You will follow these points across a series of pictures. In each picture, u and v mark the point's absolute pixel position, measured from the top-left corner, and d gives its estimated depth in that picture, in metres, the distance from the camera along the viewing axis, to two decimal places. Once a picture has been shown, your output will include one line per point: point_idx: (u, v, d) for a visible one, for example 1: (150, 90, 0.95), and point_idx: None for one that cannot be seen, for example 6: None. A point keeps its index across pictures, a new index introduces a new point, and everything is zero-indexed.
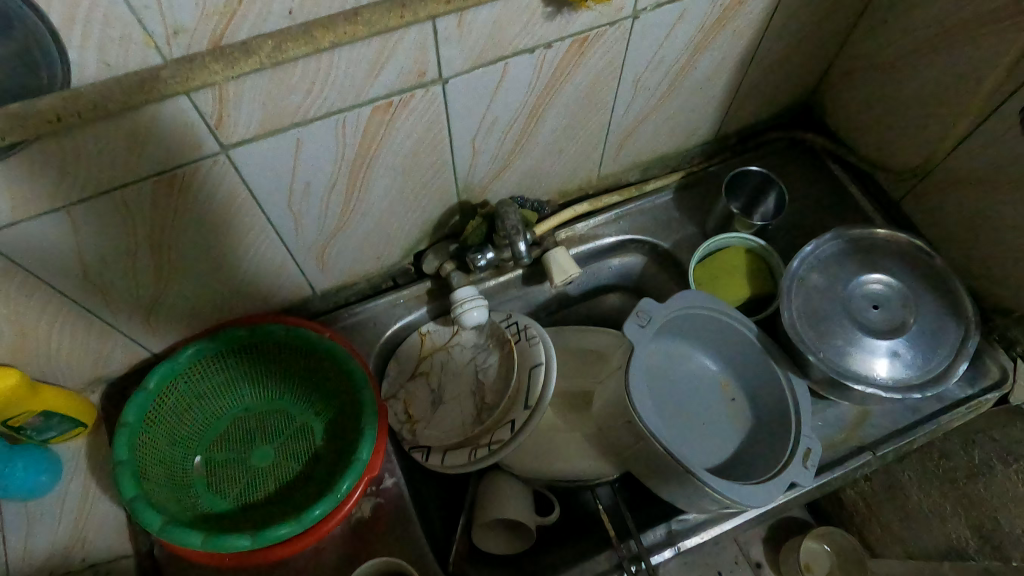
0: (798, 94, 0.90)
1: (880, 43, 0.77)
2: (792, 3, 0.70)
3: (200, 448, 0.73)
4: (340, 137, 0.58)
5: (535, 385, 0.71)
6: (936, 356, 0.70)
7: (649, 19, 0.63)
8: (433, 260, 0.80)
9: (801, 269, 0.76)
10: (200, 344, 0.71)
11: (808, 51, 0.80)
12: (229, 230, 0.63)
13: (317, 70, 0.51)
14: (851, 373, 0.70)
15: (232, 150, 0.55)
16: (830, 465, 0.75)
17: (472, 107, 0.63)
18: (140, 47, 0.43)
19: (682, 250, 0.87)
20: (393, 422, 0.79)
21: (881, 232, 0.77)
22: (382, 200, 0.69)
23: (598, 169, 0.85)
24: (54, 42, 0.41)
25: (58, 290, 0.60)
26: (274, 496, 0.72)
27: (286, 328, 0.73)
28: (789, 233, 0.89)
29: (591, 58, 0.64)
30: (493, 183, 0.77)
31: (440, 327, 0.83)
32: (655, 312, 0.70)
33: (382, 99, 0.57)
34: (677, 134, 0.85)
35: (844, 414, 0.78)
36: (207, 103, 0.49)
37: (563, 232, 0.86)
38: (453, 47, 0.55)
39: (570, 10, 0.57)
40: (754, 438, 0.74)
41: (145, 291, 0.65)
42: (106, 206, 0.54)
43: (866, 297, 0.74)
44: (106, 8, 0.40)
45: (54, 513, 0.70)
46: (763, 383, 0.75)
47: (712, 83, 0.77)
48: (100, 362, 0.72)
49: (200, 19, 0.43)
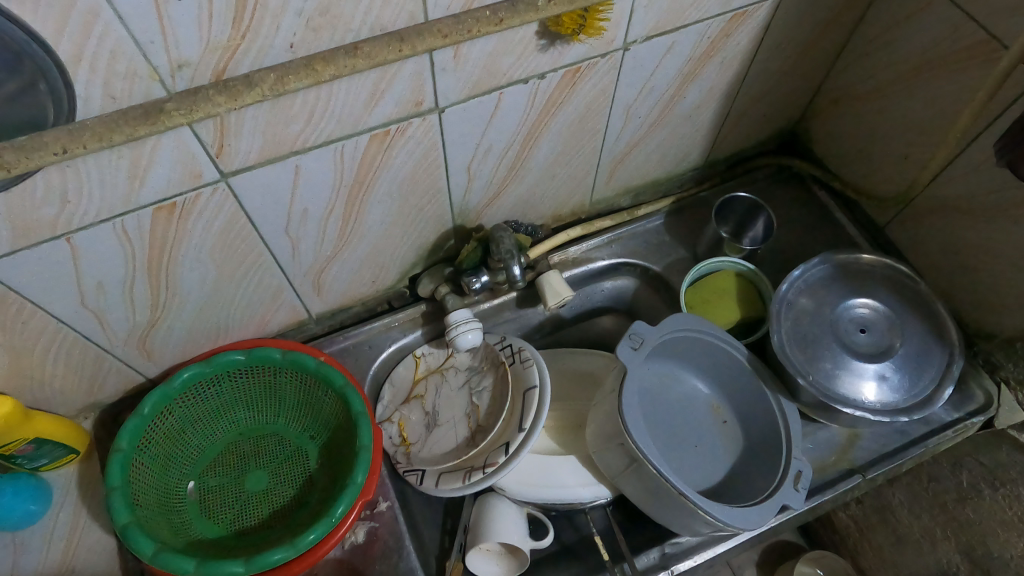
0: (785, 122, 0.92)
1: (862, 75, 0.79)
2: (776, 36, 0.73)
3: (194, 473, 0.73)
4: (337, 165, 0.60)
5: (530, 408, 0.71)
6: (922, 380, 0.72)
7: (640, 51, 0.65)
8: (428, 283, 0.81)
9: (790, 293, 0.78)
10: (195, 369, 0.71)
11: (794, 81, 0.83)
12: (227, 256, 0.64)
13: (316, 101, 0.52)
14: (840, 396, 0.71)
15: (231, 179, 0.55)
16: (821, 487, 0.76)
17: (468, 136, 0.64)
18: (145, 80, 0.45)
19: (673, 273, 0.89)
20: (388, 445, 0.79)
21: (866, 256, 0.79)
22: (378, 225, 0.71)
23: (591, 194, 0.87)
24: (62, 75, 0.42)
25: (56, 317, 0.60)
26: (267, 521, 0.72)
27: (282, 352, 0.73)
28: (777, 257, 0.91)
29: (583, 88, 0.66)
30: (488, 208, 0.78)
31: (435, 350, 0.84)
32: (647, 334, 0.71)
33: (380, 128, 0.58)
34: (668, 161, 0.87)
35: (834, 436, 0.79)
36: (208, 133, 0.50)
37: (556, 256, 0.87)
38: (449, 78, 0.57)
39: (563, 42, 0.59)
40: (746, 461, 0.74)
41: (142, 318, 0.66)
42: (106, 234, 0.54)
43: (853, 320, 0.76)
44: (115, 44, 0.42)
45: (43, 541, 0.69)
46: (755, 406, 0.76)
47: (700, 112, 0.80)
48: (93, 387, 0.72)
49: (204, 53, 0.45)
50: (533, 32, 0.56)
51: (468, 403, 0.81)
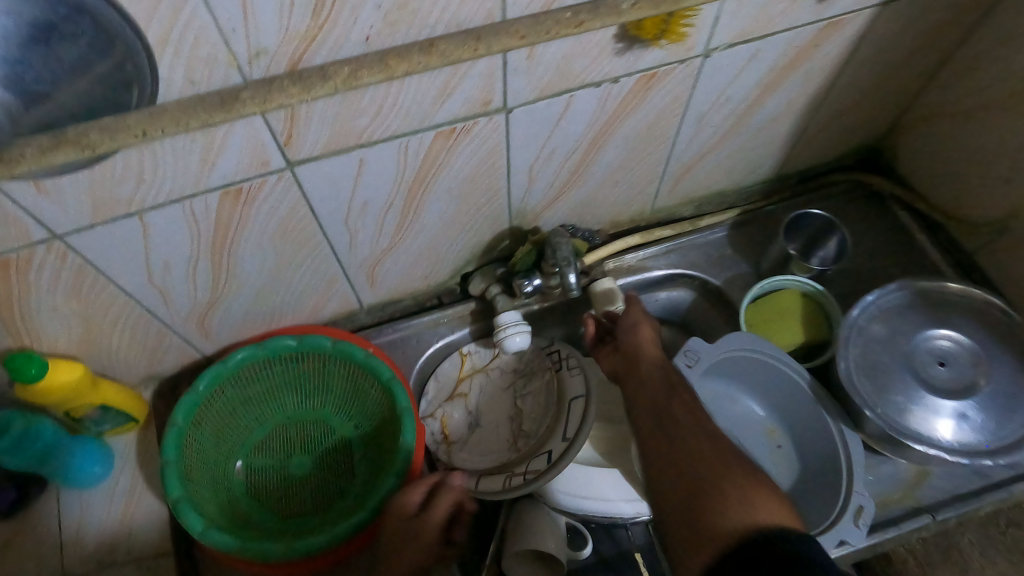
0: (866, 137, 0.87)
1: (961, 90, 0.74)
2: (869, 48, 0.68)
3: (242, 453, 0.75)
4: (401, 160, 0.59)
5: (575, 418, 0.72)
6: (1010, 423, 0.66)
7: (720, 59, 0.62)
8: (479, 283, 0.80)
9: (861, 319, 0.73)
10: (249, 350, 0.72)
11: (880, 95, 0.78)
12: (288, 242, 0.65)
13: (386, 96, 0.52)
14: (911, 432, 0.67)
15: (296, 167, 0.56)
16: (883, 524, 0.73)
17: (534, 137, 0.63)
18: (224, 67, 0.45)
19: (733, 288, 0.85)
20: (430, 442, 0.79)
21: (952, 285, 0.74)
22: (435, 222, 0.70)
23: (652, 203, 0.84)
24: (148, 58, 0.43)
25: (124, 290, 0.62)
26: (310, 507, 0.73)
27: (333, 340, 0.74)
28: (847, 279, 0.86)
29: (656, 95, 0.63)
30: (546, 211, 0.76)
31: (481, 348, 0.83)
32: (702, 351, 0.72)
33: (446, 126, 0.57)
34: (735, 172, 0.83)
35: (901, 471, 0.75)
36: (279, 122, 0.50)
37: (612, 263, 0.85)
38: (521, 78, 0.55)
39: (641, 47, 0.56)
40: (803, 490, 0.72)
41: (203, 296, 0.67)
42: (176, 215, 0.56)
43: (932, 353, 0.71)
44: (199, 30, 0.42)
45: (104, 504, 0.73)
46: (812, 436, 0.73)
47: (777, 124, 0.76)
48: (155, 359, 0.75)
49: (282, 42, 0.45)
50: (611, 35, 0.54)
51: (512, 406, 0.81)
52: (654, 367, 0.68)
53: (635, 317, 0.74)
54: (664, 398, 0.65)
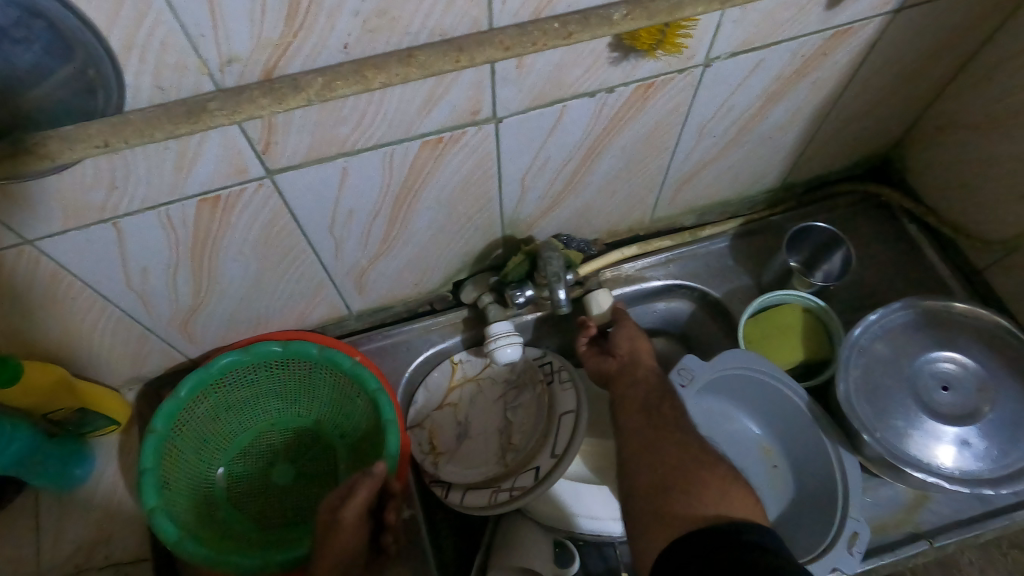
0: (877, 147, 0.84)
1: (977, 102, 0.70)
2: (882, 55, 0.65)
3: (224, 459, 0.75)
4: (386, 169, 0.57)
5: (563, 434, 0.71)
6: (1015, 452, 0.63)
7: (722, 68, 0.59)
8: (471, 290, 0.78)
9: (863, 339, 0.71)
10: (232, 356, 0.70)
11: (893, 104, 0.74)
12: (271, 249, 0.63)
13: (367, 106, 0.49)
14: (910, 457, 0.64)
15: (276, 176, 0.54)
16: (879, 549, 0.70)
17: (526, 146, 0.60)
18: (195, 73, 0.43)
19: (734, 300, 0.83)
20: (416, 452, 0.77)
21: (958, 305, 0.71)
22: (424, 231, 0.68)
23: (652, 212, 0.81)
24: (112, 64, 0.40)
25: (103, 294, 0.61)
26: (289, 516, 0.73)
27: (319, 347, 0.72)
28: (852, 293, 0.83)
29: (656, 103, 0.60)
30: (541, 220, 0.74)
31: (473, 357, 0.81)
32: (697, 370, 0.69)
33: (433, 135, 0.55)
34: (740, 181, 0.80)
35: (899, 495, 0.73)
36: (255, 130, 0.48)
37: (608, 272, 0.82)
38: (510, 87, 0.52)
39: (637, 56, 0.54)
40: (797, 512, 0.70)
41: (184, 302, 0.66)
42: (152, 221, 0.54)
43: (936, 376, 0.69)
44: (165, 35, 0.40)
45: (84, 508, 0.72)
46: (810, 459, 0.70)
47: (783, 133, 0.73)
48: (138, 362, 0.73)
49: (255, 49, 0.42)
50: (606, 44, 0.51)
51: (503, 418, 0.79)
52: (650, 375, 0.69)
53: (628, 333, 0.73)
54: (651, 395, 0.67)
